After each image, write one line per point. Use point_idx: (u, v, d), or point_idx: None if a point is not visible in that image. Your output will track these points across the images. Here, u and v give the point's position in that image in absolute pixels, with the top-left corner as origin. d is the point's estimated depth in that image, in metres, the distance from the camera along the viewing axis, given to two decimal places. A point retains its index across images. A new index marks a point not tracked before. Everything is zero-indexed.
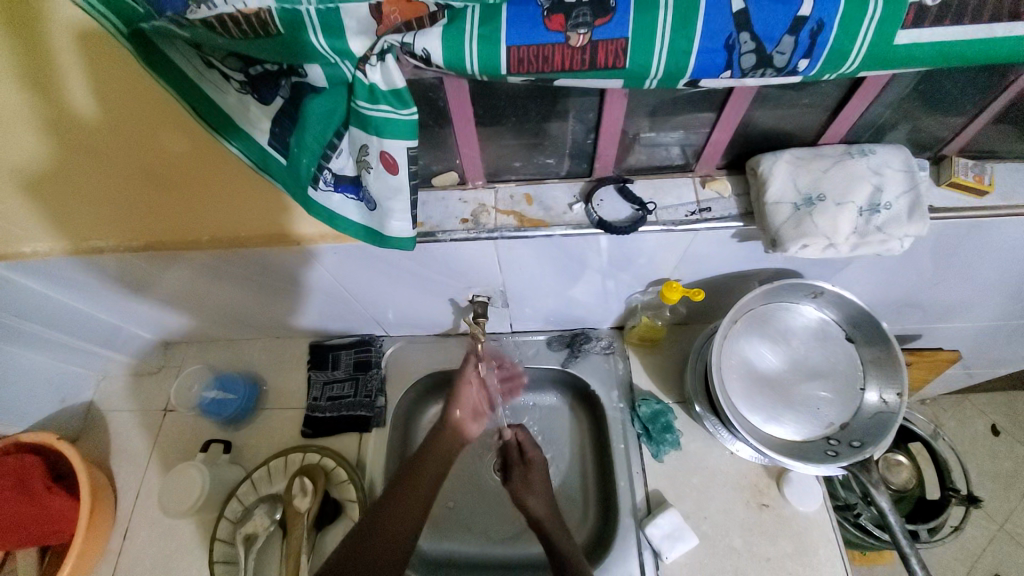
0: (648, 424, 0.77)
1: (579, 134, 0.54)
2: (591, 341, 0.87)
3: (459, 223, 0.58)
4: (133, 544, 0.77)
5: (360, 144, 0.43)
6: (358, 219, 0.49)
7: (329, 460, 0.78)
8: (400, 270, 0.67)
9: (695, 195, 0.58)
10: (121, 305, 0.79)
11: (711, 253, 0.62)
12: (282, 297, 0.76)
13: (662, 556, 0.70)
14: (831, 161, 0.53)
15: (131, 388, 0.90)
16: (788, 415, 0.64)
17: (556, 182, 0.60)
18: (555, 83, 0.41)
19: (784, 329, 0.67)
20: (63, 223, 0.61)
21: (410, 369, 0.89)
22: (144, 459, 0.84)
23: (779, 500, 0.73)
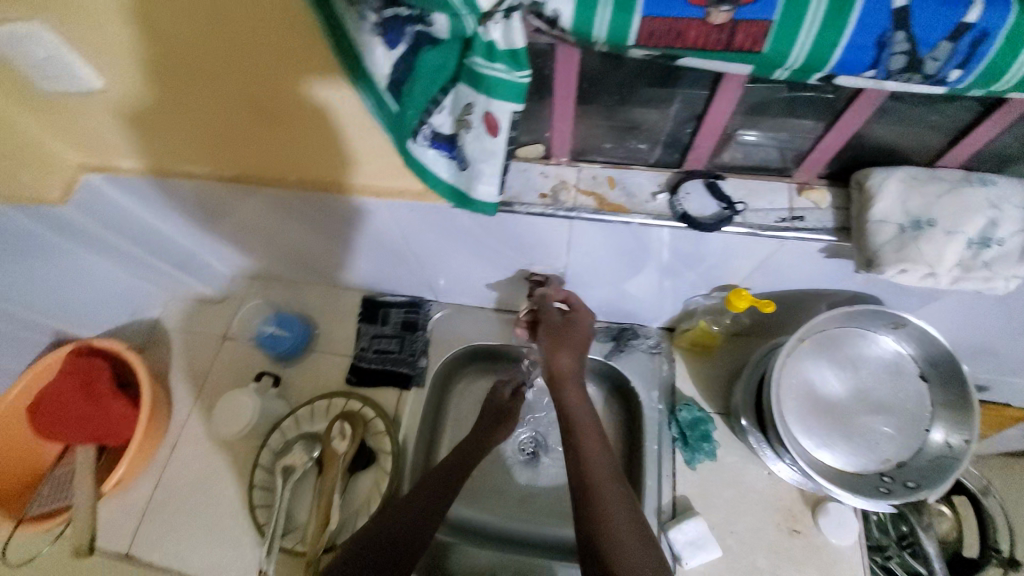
0: (686, 430, 0.76)
1: (677, 122, 0.53)
2: (639, 338, 0.85)
3: (538, 197, 0.57)
4: (180, 457, 0.82)
5: (465, 101, 0.43)
6: (446, 178, 0.50)
7: (369, 411, 0.81)
8: (467, 237, 0.67)
9: (789, 202, 0.55)
10: (198, 231, 0.83)
11: (791, 265, 0.60)
12: (347, 245, 0.78)
13: (682, 561, 0.69)
14: (944, 187, 0.49)
15: (195, 311, 0.95)
16: (842, 444, 0.61)
17: (643, 169, 0.58)
18: (678, 61, 0.40)
19: (853, 354, 0.63)
20: (163, 145, 0.64)
21: (454, 336, 0.91)
22: (199, 378, 0.89)
23: (811, 530, 0.71)
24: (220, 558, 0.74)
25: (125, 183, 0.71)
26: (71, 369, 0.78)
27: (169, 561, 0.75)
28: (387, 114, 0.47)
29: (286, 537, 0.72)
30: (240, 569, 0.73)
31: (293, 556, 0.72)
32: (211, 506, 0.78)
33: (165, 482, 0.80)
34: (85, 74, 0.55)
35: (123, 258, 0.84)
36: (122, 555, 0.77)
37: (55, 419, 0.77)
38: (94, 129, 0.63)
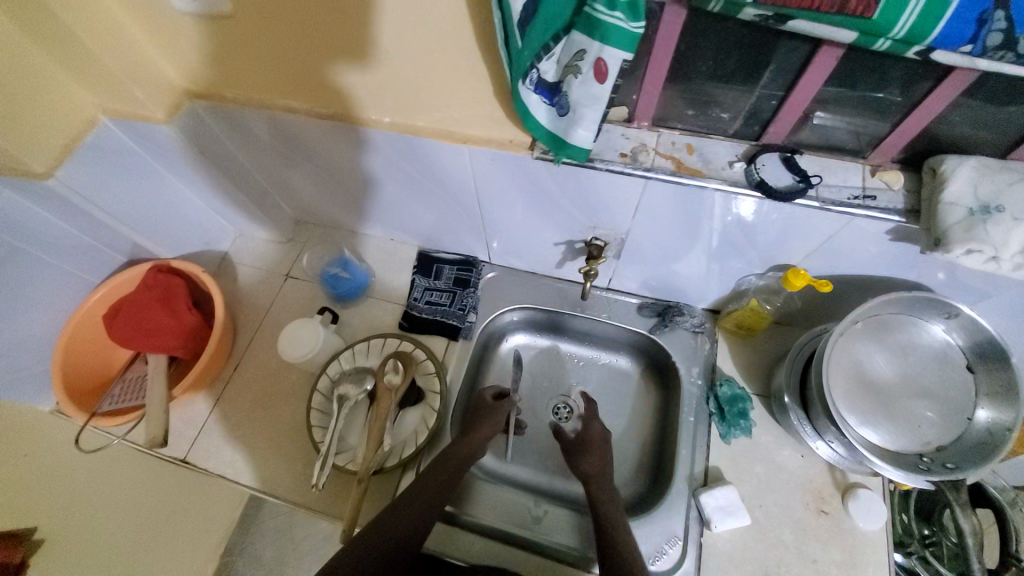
0: (724, 405, 0.79)
1: (764, 94, 0.56)
2: (685, 315, 0.87)
3: (618, 156, 0.61)
4: (240, 378, 0.88)
5: (578, 48, 0.46)
6: (546, 123, 0.54)
7: (420, 353, 0.86)
8: (541, 195, 0.71)
9: (862, 180, 0.59)
10: (278, 171, 0.89)
11: (853, 247, 0.63)
12: (419, 196, 0.84)
13: (710, 525, 0.72)
14: (1018, 175, 0.51)
15: (263, 250, 1.03)
16: (884, 422, 0.64)
17: (720, 140, 0.61)
18: (790, 21, 0.43)
19: (902, 340, 0.67)
20: (271, 78, 0.69)
21: (503, 297, 0.95)
22: (262, 310, 0.95)
23: (839, 512, 0.74)
24: (274, 469, 0.80)
25: (219, 113, 0.77)
26: (152, 283, 0.83)
27: (224, 469, 0.81)
28: (505, 46, 0.48)
29: (338, 455, 0.78)
30: (290, 484, 0.79)
31: (344, 474, 0.78)
32: (268, 424, 0.84)
33: (225, 398, 0.86)
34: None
35: (206, 190, 0.91)
36: (178, 460, 0.82)
37: (132, 327, 0.81)
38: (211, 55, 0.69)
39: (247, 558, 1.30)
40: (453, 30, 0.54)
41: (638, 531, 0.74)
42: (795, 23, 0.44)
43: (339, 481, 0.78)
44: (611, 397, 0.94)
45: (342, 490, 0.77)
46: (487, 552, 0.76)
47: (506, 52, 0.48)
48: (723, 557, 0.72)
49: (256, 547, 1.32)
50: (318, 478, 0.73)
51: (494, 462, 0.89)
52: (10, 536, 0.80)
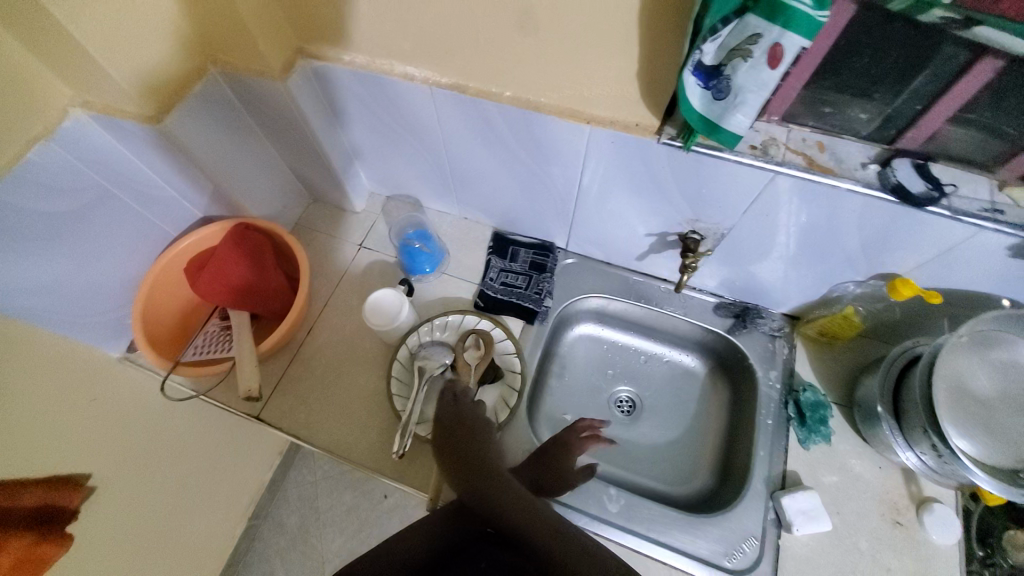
0: (805, 410, 0.78)
1: (909, 99, 0.56)
2: (765, 318, 0.88)
3: (748, 148, 0.61)
4: (314, 342, 0.88)
5: (752, 32, 0.46)
6: (697, 106, 0.53)
7: (499, 332, 0.86)
8: (653, 181, 0.71)
9: (990, 195, 0.58)
10: (368, 137, 0.89)
11: (971, 260, 0.63)
12: (514, 176, 0.84)
13: (791, 528, 0.72)
14: None
15: (336, 218, 1.03)
16: (983, 436, 0.64)
17: (852, 141, 0.61)
18: (970, 31, 0.48)
19: (1006, 359, 0.67)
20: (398, 42, 0.68)
21: (577, 285, 0.95)
22: (335, 277, 0.95)
23: (913, 525, 0.74)
24: (352, 435, 0.80)
25: (324, 74, 0.77)
26: (241, 239, 0.85)
27: (296, 429, 0.81)
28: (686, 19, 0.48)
29: (419, 425, 0.78)
30: (365, 448, 0.79)
31: (424, 444, 0.78)
32: (343, 390, 0.84)
33: (300, 360, 0.86)
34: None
35: (294, 151, 0.91)
36: (252, 416, 0.82)
37: (218, 282, 0.82)
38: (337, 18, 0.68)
39: (271, 525, 1.19)
40: (602, 26, 0.55)
41: (713, 529, 0.74)
42: (976, 36, 0.48)
43: (417, 451, 0.78)
44: (676, 395, 0.95)
45: (421, 459, 0.78)
46: None
47: (691, 26, 0.48)
48: (799, 559, 0.71)
49: (280, 513, 1.20)
50: (399, 446, 0.74)
51: (587, 458, 0.86)
52: (67, 480, 0.72)
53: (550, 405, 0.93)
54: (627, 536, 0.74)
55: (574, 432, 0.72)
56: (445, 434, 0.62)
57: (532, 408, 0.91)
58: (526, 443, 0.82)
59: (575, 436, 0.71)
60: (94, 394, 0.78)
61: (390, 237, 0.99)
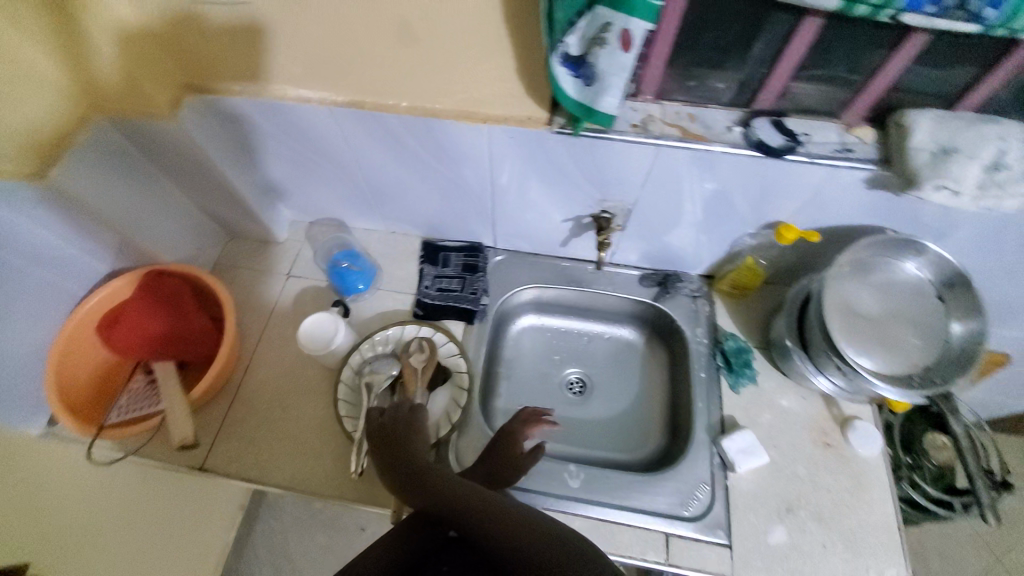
0: (731, 357, 0.86)
1: (755, 64, 0.63)
2: (684, 282, 0.94)
3: (630, 127, 0.67)
4: (252, 380, 0.85)
5: (604, 22, 0.51)
6: (573, 94, 0.58)
7: (440, 337, 0.87)
8: (556, 168, 0.75)
9: (840, 137, 0.67)
10: (278, 166, 0.88)
11: (836, 199, 0.71)
12: (429, 184, 0.86)
13: (734, 467, 0.77)
14: (966, 123, 0.61)
15: (259, 252, 1.00)
16: (879, 351, 0.72)
17: (718, 108, 0.68)
18: None
19: (885, 279, 0.76)
20: (290, 66, 0.70)
21: (511, 279, 0.98)
22: (266, 311, 0.93)
23: (841, 443, 0.81)
24: (307, 466, 0.78)
25: (217, 107, 0.75)
26: (156, 286, 0.83)
27: (247, 472, 0.78)
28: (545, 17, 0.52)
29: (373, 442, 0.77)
30: (323, 477, 0.77)
31: None
32: (290, 422, 0.82)
33: (240, 401, 0.84)
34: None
35: (202, 190, 0.89)
36: (194, 468, 0.79)
37: (136, 334, 0.81)
38: (227, 52, 0.69)
39: None
40: (480, 30, 0.62)
41: (669, 483, 0.79)
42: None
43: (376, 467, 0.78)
44: (620, 367, 0.99)
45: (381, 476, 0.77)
46: None
47: (545, 22, 0.52)
48: (747, 495, 0.77)
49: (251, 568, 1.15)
50: (357, 465, 0.73)
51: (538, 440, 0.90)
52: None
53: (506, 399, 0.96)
54: (592, 508, 0.77)
55: (518, 420, 0.76)
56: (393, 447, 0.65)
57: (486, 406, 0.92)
58: (482, 438, 0.82)
59: (520, 424, 0.75)
60: (12, 478, 0.72)
61: (318, 262, 0.98)
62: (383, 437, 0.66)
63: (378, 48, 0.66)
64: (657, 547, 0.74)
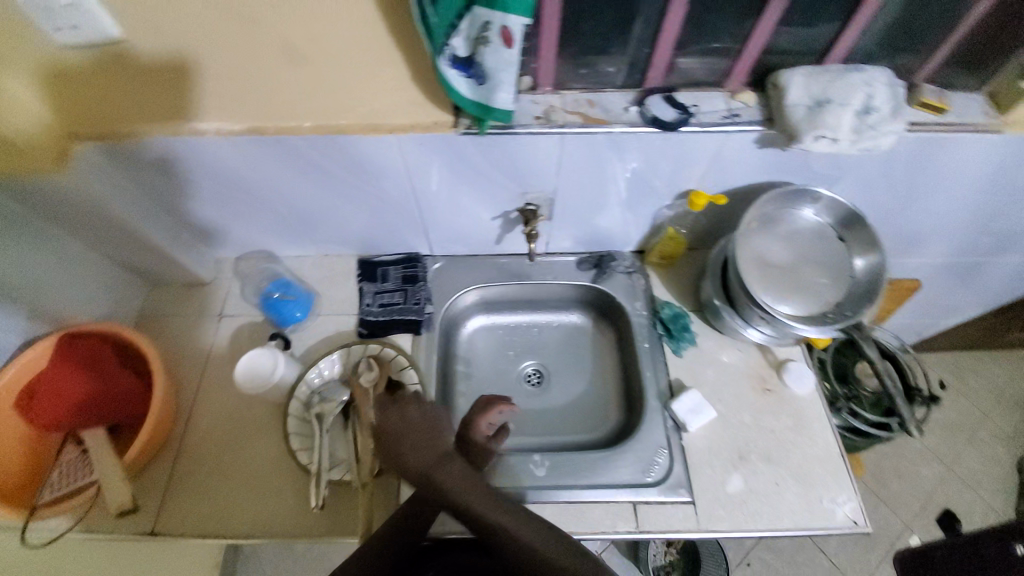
0: (669, 324, 0.90)
1: (639, 45, 0.67)
2: (617, 261, 0.98)
3: (533, 120, 0.70)
4: (197, 429, 0.82)
5: (483, 22, 0.52)
6: (468, 94, 0.59)
7: (389, 352, 0.85)
8: (472, 168, 0.76)
9: (727, 104, 0.71)
10: (191, 206, 0.85)
11: (735, 161, 0.75)
12: (352, 202, 0.85)
13: (686, 427, 0.81)
14: (835, 75, 0.66)
15: (184, 296, 0.95)
16: (795, 296, 0.77)
17: (613, 91, 0.72)
18: None
19: (792, 229, 0.81)
20: (181, 100, 0.68)
21: (452, 284, 0.98)
22: (202, 357, 0.88)
23: (779, 386, 0.86)
24: (269, 507, 0.75)
25: (113, 151, 0.73)
26: (72, 349, 0.79)
27: (204, 527, 0.74)
28: (421, 22, 0.53)
29: (331, 471, 0.74)
30: (285, 516, 0.75)
31: (343, 487, 0.75)
32: (242, 467, 0.79)
33: (186, 455, 0.80)
34: (107, 21, 0.59)
35: (112, 243, 0.84)
36: (144, 534, 0.74)
37: (55, 405, 0.75)
38: (112, 95, 0.68)
39: None
40: (371, 44, 0.62)
41: (630, 453, 0.82)
42: None
43: (337, 497, 0.75)
44: (573, 352, 1.02)
45: (344, 504, 0.74)
46: None
47: (422, 29, 0.53)
48: (702, 451, 0.81)
49: None
50: (315, 498, 0.72)
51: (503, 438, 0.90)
52: None
53: (466, 403, 0.96)
54: (561, 492, 0.79)
55: (480, 405, 0.73)
56: (400, 438, 0.64)
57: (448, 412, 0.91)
58: None
59: (479, 412, 0.73)
60: None
61: (251, 297, 0.94)
62: (392, 427, 0.65)
63: (269, 73, 0.65)
64: (627, 517, 0.77)
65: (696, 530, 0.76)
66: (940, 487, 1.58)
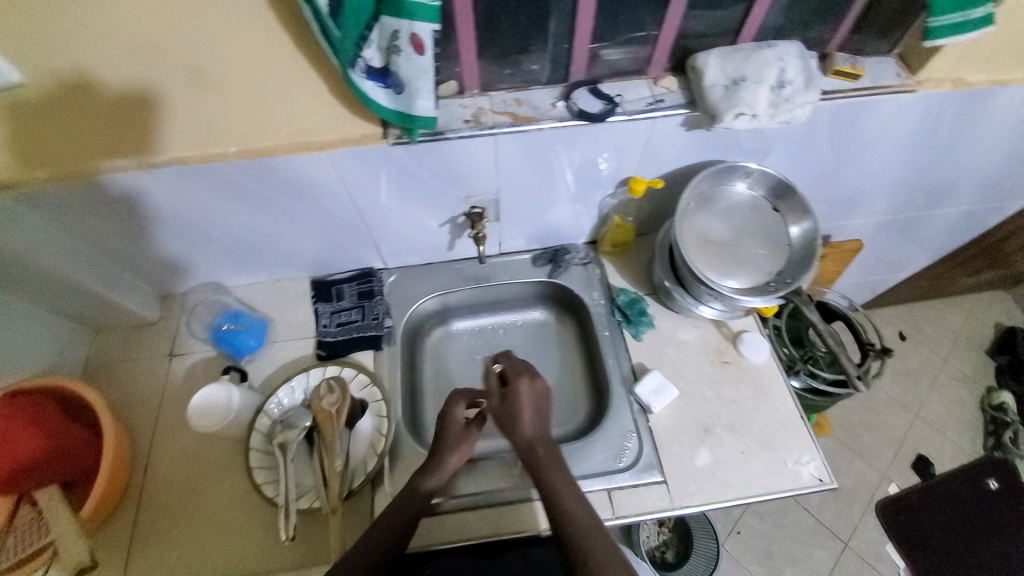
0: (626, 310, 0.92)
1: (557, 41, 0.68)
2: (571, 254, 0.99)
3: (463, 123, 0.70)
4: (156, 477, 0.79)
5: (391, 31, 0.53)
6: (387, 104, 0.59)
7: (349, 371, 0.85)
8: (410, 177, 0.76)
9: (651, 90, 0.73)
10: (126, 246, 0.81)
11: (666, 145, 0.77)
12: (295, 224, 0.83)
13: (651, 408, 0.83)
14: (748, 52, 0.68)
15: (129, 340, 0.92)
16: (737, 270, 0.80)
17: (540, 88, 0.73)
18: None
19: (728, 204, 0.84)
20: (96, 137, 0.66)
21: (410, 294, 0.97)
22: (156, 400, 0.85)
23: (736, 356, 0.89)
24: (240, 547, 0.73)
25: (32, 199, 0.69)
26: (12, 410, 0.72)
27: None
28: (324, 38, 0.52)
29: (299, 500, 0.74)
30: (257, 551, 0.73)
31: (311, 514, 0.75)
32: (207, 507, 0.76)
33: (147, 503, 0.77)
34: (2, 64, 0.57)
35: (45, 294, 0.80)
36: None
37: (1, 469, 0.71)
38: (22, 140, 0.65)
39: None
40: (286, 62, 0.62)
41: (600, 441, 0.83)
42: None
43: (308, 524, 0.74)
44: (538, 347, 1.03)
45: (316, 530, 0.74)
46: (477, 523, 0.77)
47: (326, 44, 0.51)
48: (669, 429, 0.83)
49: None
50: (286, 531, 0.68)
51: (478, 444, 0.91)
52: None
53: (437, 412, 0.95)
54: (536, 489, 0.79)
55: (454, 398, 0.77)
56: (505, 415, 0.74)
57: (417, 423, 0.91)
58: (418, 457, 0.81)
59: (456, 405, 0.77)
60: None
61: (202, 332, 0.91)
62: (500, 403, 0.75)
63: (186, 100, 0.64)
64: (602, 504, 0.78)
65: (670, 507, 0.77)
66: (910, 435, 1.65)
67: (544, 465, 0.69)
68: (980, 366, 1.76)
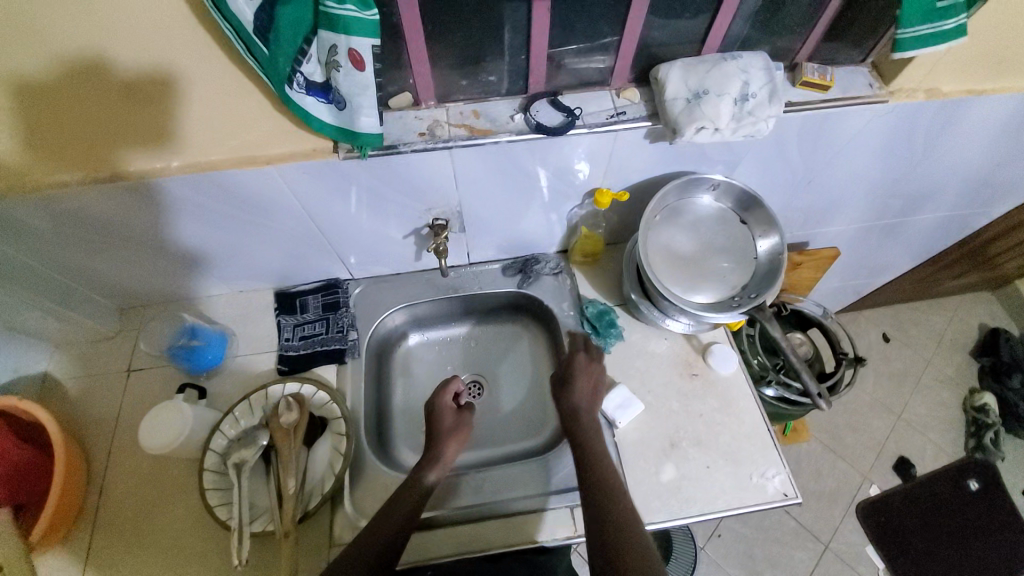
0: (595, 322, 0.90)
1: (513, 52, 0.66)
2: (542, 264, 0.97)
3: (418, 136, 0.68)
4: (110, 500, 0.77)
5: (330, 45, 0.50)
6: (330, 120, 0.57)
7: (310, 388, 0.83)
8: (367, 190, 0.74)
9: (613, 102, 0.71)
10: (78, 261, 0.79)
11: (631, 157, 0.75)
12: (252, 237, 0.81)
13: (616, 423, 0.82)
14: (710, 64, 0.66)
15: (85, 355, 0.89)
16: (700, 283, 0.80)
17: (498, 100, 0.71)
18: None
19: (695, 216, 0.83)
20: (31, 152, 0.63)
21: (377, 305, 0.95)
22: (112, 417, 0.84)
23: (705, 369, 0.88)
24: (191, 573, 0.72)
25: None
26: None
27: None
28: (253, 58, 0.51)
29: (253, 523, 0.72)
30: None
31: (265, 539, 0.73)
32: (160, 531, 0.75)
33: (100, 525, 0.75)
34: None
35: None
36: None
37: None
38: None
39: None
40: (227, 75, 0.60)
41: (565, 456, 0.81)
42: None
43: (262, 548, 0.73)
44: (508, 358, 1.01)
45: (269, 554, 0.72)
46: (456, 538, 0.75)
47: (256, 65, 0.51)
48: (635, 444, 0.82)
49: None
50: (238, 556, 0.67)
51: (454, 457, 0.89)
52: None
53: (404, 425, 0.94)
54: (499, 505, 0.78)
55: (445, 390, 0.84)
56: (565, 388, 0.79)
57: (382, 438, 0.90)
58: (381, 476, 0.80)
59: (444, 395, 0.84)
60: None
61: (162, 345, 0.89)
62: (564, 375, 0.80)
63: (124, 115, 0.62)
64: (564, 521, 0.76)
65: None
66: (892, 439, 1.65)
67: (586, 445, 0.73)
68: (963, 368, 1.76)
